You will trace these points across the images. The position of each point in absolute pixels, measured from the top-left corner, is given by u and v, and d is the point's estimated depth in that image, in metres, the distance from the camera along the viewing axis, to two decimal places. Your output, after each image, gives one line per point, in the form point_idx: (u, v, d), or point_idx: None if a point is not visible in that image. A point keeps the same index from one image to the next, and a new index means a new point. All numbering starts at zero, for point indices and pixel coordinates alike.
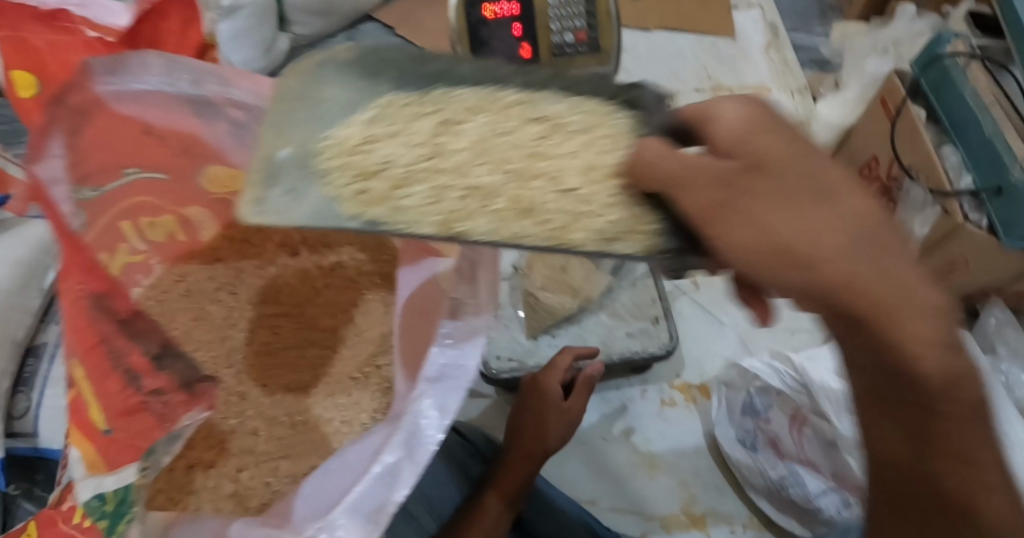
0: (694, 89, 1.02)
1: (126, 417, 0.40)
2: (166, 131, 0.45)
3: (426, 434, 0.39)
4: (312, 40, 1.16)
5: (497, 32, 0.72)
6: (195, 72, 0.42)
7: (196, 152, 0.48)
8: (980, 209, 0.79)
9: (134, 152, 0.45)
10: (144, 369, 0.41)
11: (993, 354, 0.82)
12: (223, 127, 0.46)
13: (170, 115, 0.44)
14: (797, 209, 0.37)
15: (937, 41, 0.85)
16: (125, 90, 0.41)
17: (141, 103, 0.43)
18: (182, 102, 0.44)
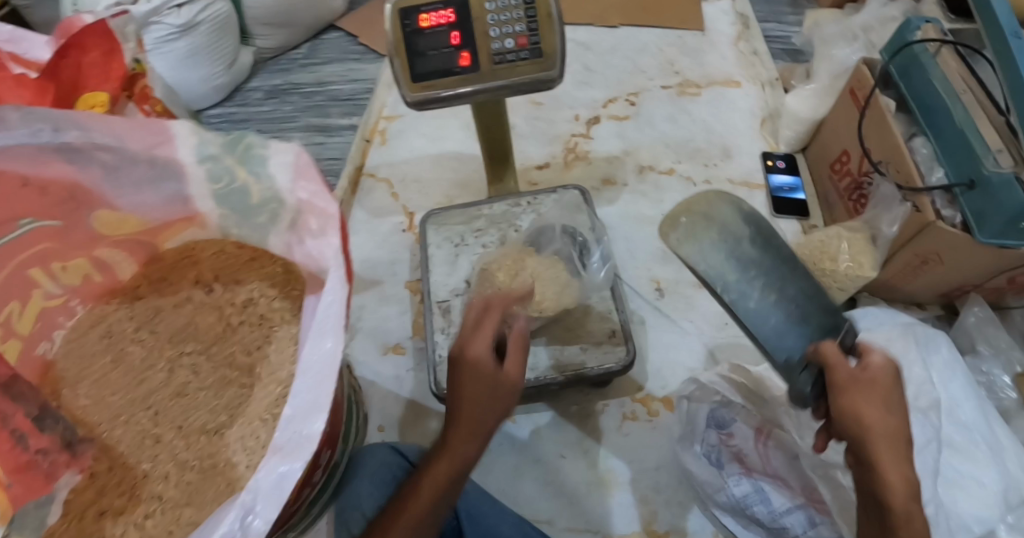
0: (659, 86, 0.99)
1: (24, 471, 0.40)
2: (45, 179, 0.43)
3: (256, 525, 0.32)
4: (276, 53, 1.15)
5: (434, 41, 0.70)
6: (51, 119, 0.38)
7: (81, 198, 0.46)
8: (953, 203, 0.74)
9: (21, 201, 0.44)
10: (30, 427, 0.40)
11: (976, 354, 0.79)
12: (96, 170, 0.44)
13: (44, 164, 0.43)
14: (895, 445, 0.45)
15: (907, 27, 0.81)
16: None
17: (5, 156, 0.40)
18: (49, 150, 0.41)
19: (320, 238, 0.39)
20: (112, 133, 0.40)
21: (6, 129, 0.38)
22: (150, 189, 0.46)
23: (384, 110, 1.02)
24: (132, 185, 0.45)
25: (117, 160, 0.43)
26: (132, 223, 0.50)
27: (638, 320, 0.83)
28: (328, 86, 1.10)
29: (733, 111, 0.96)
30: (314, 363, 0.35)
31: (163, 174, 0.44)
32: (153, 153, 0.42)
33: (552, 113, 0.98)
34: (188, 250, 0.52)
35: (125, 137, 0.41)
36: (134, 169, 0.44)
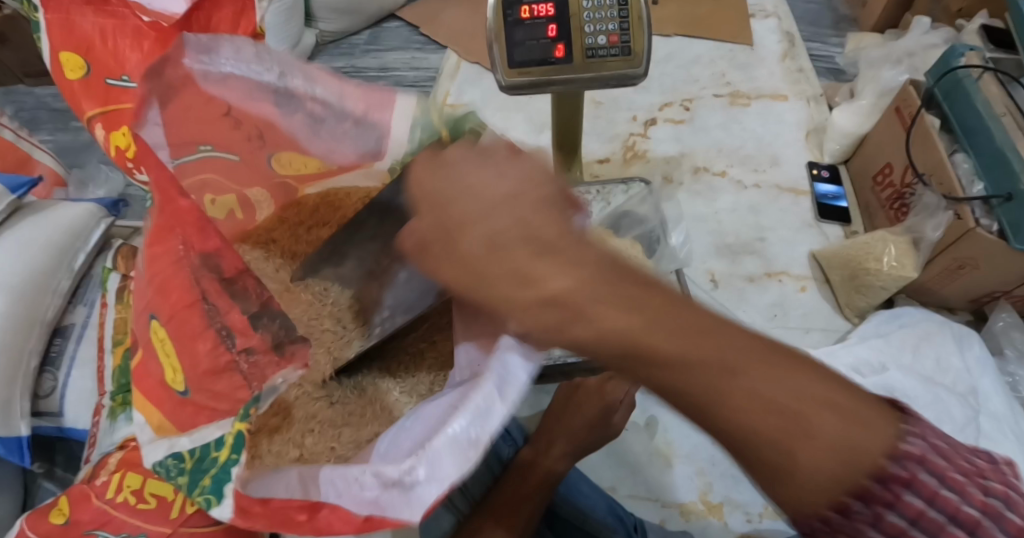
0: (711, 95, 1.06)
1: (214, 376, 0.38)
2: (245, 115, 0.49)
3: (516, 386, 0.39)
4: (338, 37, 1.18)
5: (532, 32, 0.75)
6: (285, 64, 0.47)
7: (268, 138, 0.51)
8: (990, 214, 0.81)
9: (202, 130, 0.48)
10: (240, 327, 0.39)
11: (1002, 355, 0.86)
12: (300, 121, 0.50)
13: (251, 100, 0.48)
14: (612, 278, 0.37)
15: (951, 53, 0.88)
16: (216, 72, 0.46)
17: (226, 87, 0.47)
18: (265, 89, 0.47)
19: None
20: (338, 89, 0.48)
21: (240, 59, 0.46)
22: (346, 143, 0.51)
23: (449, 99, 1.08)
24: (325, 139, 0.51)
25: (331, 115, 0.49)
26: (309, 168, 0.55)
27: None
28: (391, 72, 1.14)
29: (780, 123, 1.03)
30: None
31: (365, 132, 0.50)
32: (370, 112, 0.49)
33: (611, 113, 1.04)
34: (332, 196, 0.56)
35: (349, 95, 0.48)
36: (339, 124, 0.50)
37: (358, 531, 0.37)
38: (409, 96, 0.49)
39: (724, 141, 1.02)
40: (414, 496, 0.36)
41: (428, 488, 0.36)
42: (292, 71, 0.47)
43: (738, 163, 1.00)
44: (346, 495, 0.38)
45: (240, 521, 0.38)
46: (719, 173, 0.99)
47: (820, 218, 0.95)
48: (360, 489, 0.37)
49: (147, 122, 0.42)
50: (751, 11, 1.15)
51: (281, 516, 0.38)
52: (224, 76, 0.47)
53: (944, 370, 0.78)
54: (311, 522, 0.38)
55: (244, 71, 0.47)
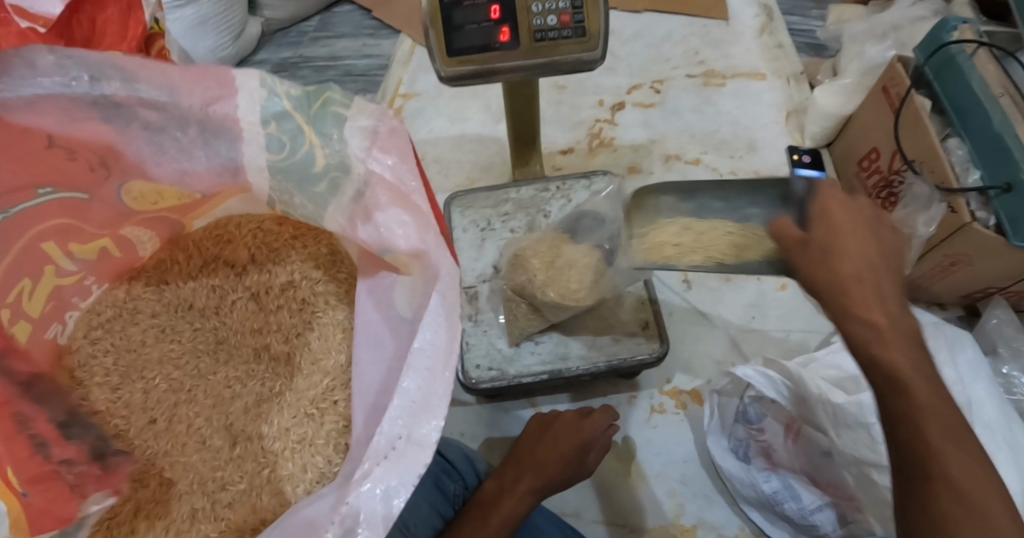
0: (684, 75, 0.98)
1: (39, 483, 0.39)
2: (73, 142, 0.40)
3: (409, 464, 0.32)
4: (285, 24, 1.10)
5: (473, 15, 0.67)
6: (92, 67, 0.37)
7: (112, 165, 0.43)
8: (987, 205, 0.74)
9: (38, 172, 0.41)
10: (54, 438, 0.42)
11: (995, 354, 0.80)
12: (136, 130, 0.41)
13: (74, 121, 0.39)
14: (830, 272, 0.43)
15: (942, 27, 0.80)
16: (17, 98, 0.36)
17: (38, 114, 0.38)
18: (83, 104, 0.38)
19: (390, 214, 0.38)
20: (164, 83, 0.38)
21: (39, 74, 0.36)
22: (198, 158, 0.43)
23: (401, 88, 1.00)
24: (176, 154, 0.42)
25: (168, 121, 0.40)
26: (170, 197, 0.47)
27: (666, 311, 0.82)
28: (341, 61, 1.06)
29: (759, 104, 0.96)
30: (424, 356, 0.34)
31: (215, 136, 0.41)
32: (209, 108, 0.39)
33: (576, 98, 0.96)
34: (223, 227, 0.51)
35: (179, 89, 0.38)
36: (181, 132, 0.41)
37: None
38: (250, 72, 0.38)
39: (698, 125, 0.94)
40: None
41: None
42: (103, 73, 0.37)
43: (713, 149, 0.92)
44: None
45: None
46: (693, 160, 0.91)
47: None
48: None
49: None
50: None
51: None
52: (30, 97, 0.37)
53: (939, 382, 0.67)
54: None
55: (52, 90, 0.37)
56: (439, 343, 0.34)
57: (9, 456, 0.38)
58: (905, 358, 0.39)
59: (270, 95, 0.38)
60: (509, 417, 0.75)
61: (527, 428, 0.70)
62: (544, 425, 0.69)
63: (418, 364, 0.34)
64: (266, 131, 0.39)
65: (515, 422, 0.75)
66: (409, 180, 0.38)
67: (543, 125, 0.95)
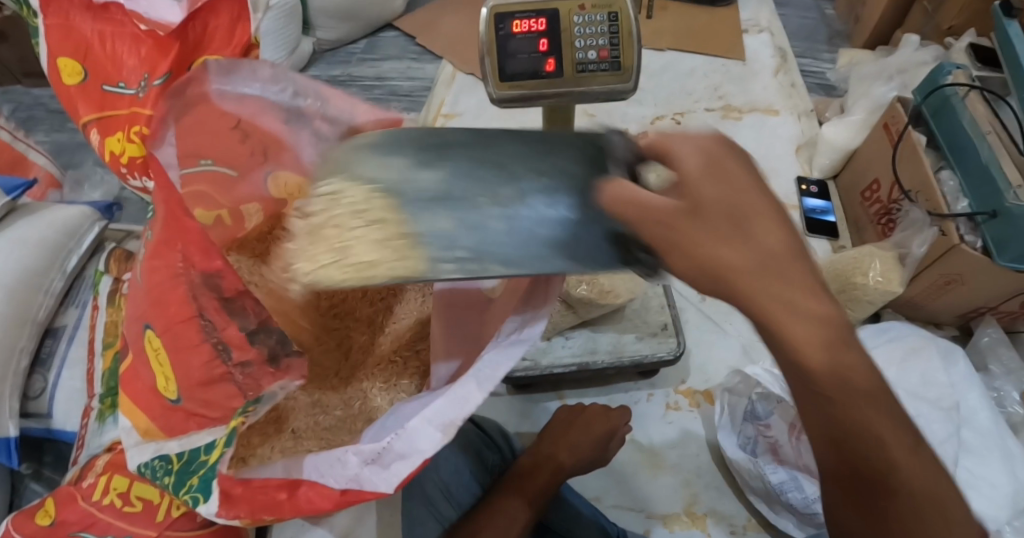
0: (704, 108, 1.07)
1: (209, 386, 0.41)
2: (253, 127, 0.51)
3: (493, 373, 0.40)
4: (335, 45, 1.20)
5: (524, 46, 0.77)
6: (299, 84, 0.48)
7: (270, 153, 0.53)
8: (976, 230, 0.82)
9: (211, 144, 0.50)
10: (237, 342, 0.42)
11: (987, 371, 0.87)
12: (305, 137, 0.51)
13: (264, 117, 0.50)
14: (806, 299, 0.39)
15: (939, 72, 0.89)
16: (234, 92, 0.48)
17: (242, 104, 0.49)
18: (279, 107, 0.49)
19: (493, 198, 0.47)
20: (348, 108, 0.48)
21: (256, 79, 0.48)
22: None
23: (444, 108, 1.08)
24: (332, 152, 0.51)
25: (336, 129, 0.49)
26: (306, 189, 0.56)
27: (683, 318, 0.89)
28: (386, 80, 1.15)
29: (772, 137, 1.04)
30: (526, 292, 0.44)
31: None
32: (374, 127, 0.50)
33: (604, 124, 1.05)
34: None
35: (358, 108, 0.48)
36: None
37: (335, 505, 0.40)
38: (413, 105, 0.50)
39: None
40: (389, 473, 0.39)
41: (401, 464, 0.38)
42: (304, 89, 0.49)
43: None
44: (326, 475, 0.41)
45: (223, 511, 0.41)
46: None
47: (808, 232, 0.96)
48: (341, 467, 0.40)
49: (163, 140, 0.43)
50: (745, 26, 1.17)
51: (263, 500, 0.41)
52: (244, 95, 0.48)
53: (930, 384, 0.76)
54: (290, 501, 0.41)
55: (260, 93, 0.49)
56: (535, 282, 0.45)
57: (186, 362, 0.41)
58: (870, 409, 0.39)
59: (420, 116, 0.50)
60: (538, 407, 0.82)
61: (555, 414, 0.76)
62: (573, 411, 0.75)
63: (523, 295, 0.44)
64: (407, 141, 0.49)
65: (543, 412, 0.81)
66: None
67: None
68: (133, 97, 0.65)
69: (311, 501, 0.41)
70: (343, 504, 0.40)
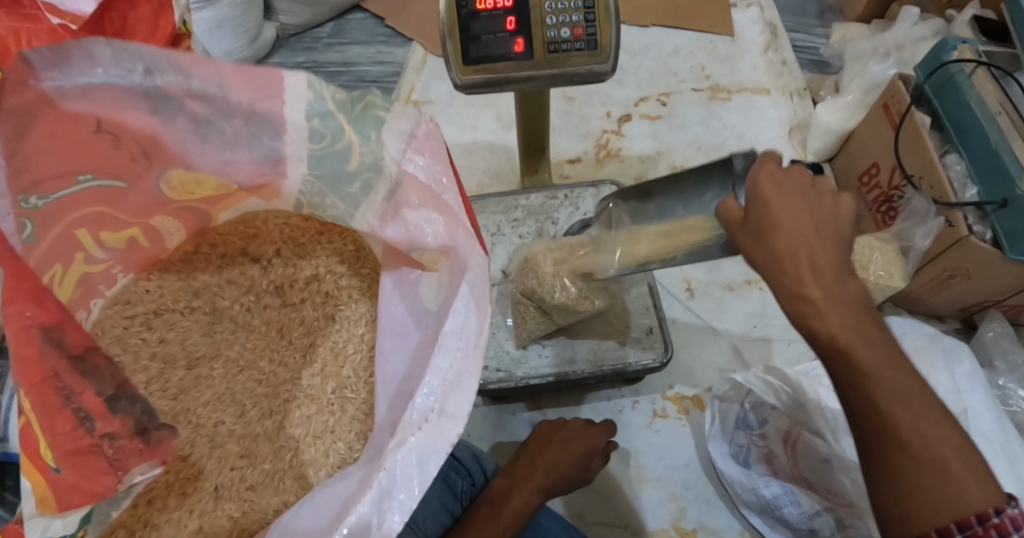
0: (691, 89, 1.00)
1: (78, 458, 0.36)
2: (119, 127, 0.42)
3: (404, 495, 0.33)
4: (300, 29, 1.12)
5: (489, 26, 0.69)
6: (147, 60, 0.38)
7: (154, 157, 0.45)
8: (984, 220, 0.76)
9: (84, 157, 0.43)
10: (98, 410, 0.37)
11: (991, 367, 0.83)
12: (181, 123, 0.42)
13: (124, 110, 0.41)
14: (822, 278, 0.41)
15: (943, 46, 0.82)
16: (72, 86, 0.38)
17: (92, 101, 0.39)
18: (134, 95, 0.39)
19: (421, 213, 0.40)
20: (215, 80, 0.39)
21: (97, 66, 0.37)
22: (241, 148, 0.44)
23: (413, 95, 1.02)
24: (222, 144, 0.44)
25: (215, 113, 0.41)
26: (207, 187, 0.49)
27: (670, 318, 0.83)
28: (354, 67, 1.08)
29: (763, 119, 0.98)
30: (456, 339, 0.35)
31: (260, 128, 0.41)
32: (256, 105, 0.40)
33: (584, 109, 0.99)
34: (250, 222, 0.53)
35: (230, 87, 0.39)
36: (229, 124, 0.42)
37: None
38: (298, 74, 0.38)
39: (703, 138, 0.96)
40: None
41: None
42: (156, 66, 0.38)
43: (718, 162, 0.94)
44: None
45: None
46: (697, 173, 0.93)
47: None
48: None
49: None
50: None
51: None
52: (84, 88, 0.38)
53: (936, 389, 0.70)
54: None
55: (106, 81, 0.39)
56: (466, 328, 0.35)
57: (47, 431, 0.35)
58: (925, 422, 0.39)
59: (317, 96, 0.39)
60: (515, 419, 0.77)
61: (535, 433, 0.71)
62: (553, 430, 0.70)
63: (450, 350, 0.35)
64: (310, 126, 0.40)
65: (520, 425, 0.77)
66: (441, 178, 0.39)
67: (553, 134, 0.97)
68: None
69: None
70: None
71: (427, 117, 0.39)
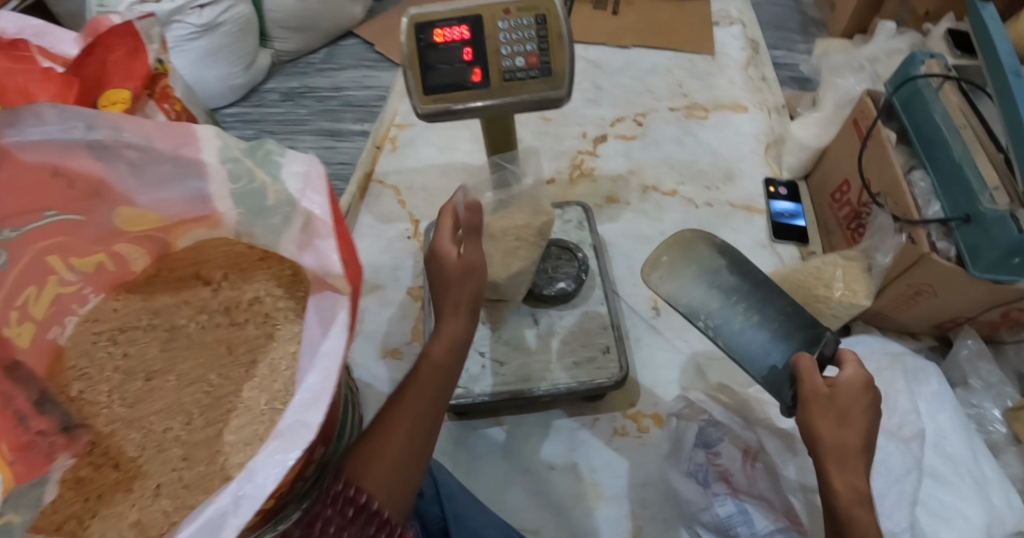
0: (667, 107, 1.02)
1: None
2: (72, 172, 0.43)
3: (256, 491, 0.37)
4: (293, 55, 1.17)
5: (447, 56, 0.72)
6: (85, 117, 0.40)
7: (105, 195, 0.46)
8: (948, 236, 0.75)
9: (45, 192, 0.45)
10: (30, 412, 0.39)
11: (966, 386, 0.81)
12: (123, 168, 0.44)
13: (72, 157, 0.42)
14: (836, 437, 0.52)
15: (912, 61, 0.83)
16: (26, 141, 0.39)
17: (41, 152, 0.41)
18: (79, 147, 0.41)
19: (325, 245, 0.42)
20: (143, 134, 0.41)
21: (46, 125, 0.39)
22: (173, 189, 0.46)
23: (396, 119, 1.06)
24: (158, 182, 0.45)
25: (147, 159, 0.43)
26: (152, 220, 0.50)
27: (634, 337, 0.84)
28: (343, 91, 1.12)
29: (737, 136, 0.98)
30: (327, 359, 0.41)
31: (188, 172, 0.44)
32: (179, 151, 0.42)
33: (560, 129, 1.01)
34: (201, 248, 0.55)
35: (154, 137, 0.42)
36: (161, 167, 0.44)
37: None
38: (208, 127, 0.43)
39: (676, 157, 0.97)
40: None
41: None
42: (96, 124, 0.40)
43: (690, 180, 0.95)
44: None
45: None
46: (669, 191, 0.94)
47: (775, 238, 0.90)
48: None
49: None
50: (715, 17, 1.11)
51: None
52: (36, 142, 0.40)
53: (891, 410, 0.72)
54: None
55: (50, 136, 0.40)
56: (337, 348, 0.41)
57: None
58: None
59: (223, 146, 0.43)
60: (477, 435, 0.79)
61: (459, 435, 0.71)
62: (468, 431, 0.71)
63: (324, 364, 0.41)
64: (226, 172, 0.44)
65: (481, 441, 0.79)
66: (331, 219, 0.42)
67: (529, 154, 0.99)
68: None
69: None
70: None
71: (316, 162, 0.44)
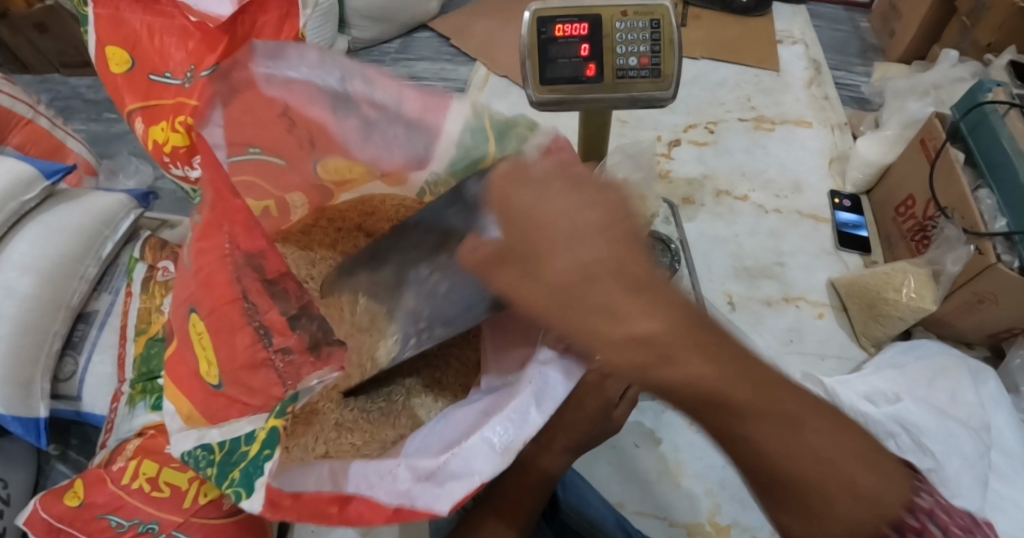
0: (736, 118, 1.07)
1: (251, 370, 0.46)
2: (302, 117, 0.56)
3: (553, 395, 0.44)
4: (370, 43, 1.20)
5: (566, 50, 0.73)
6: (347, 69, 0.53)
7: (320, 144, 0.58)
8: (1012, 250, 0.81)
9: (257, 133, 0.55)
10: (278, 327, 0.47)
11: (1018, 393, 0.85)
12: (355, 124, 0.56)
13: (312, 103, 0.55)
14: None
15: (979, 89, 0.89)
16: (281, 76, 0.54)
17: (289, 89, 0.55)
18: (326, 93, 0.55)
19: None
20: (395, 93, 0.54)
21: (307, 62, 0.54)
22: (394, 149, 0.57)
23: None
24: (380, 143, 0.57)
25: (382, 117, 0.55)
26: (354, 176, 0.61)
27: None
28: (419, 81, 1.16)
29: (804, 150, 1.04)
30: None
31: (415, 135, 0.56)
32: (423, 115, 0.55)
33: (636, 132, 1.05)
34: (369, 202, 0.62)
35: (404, 99, 0.54)
36: (391, 128, 0.56)
37: (388, 521, 0.42)
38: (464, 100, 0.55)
39: (746, 166, 1.03)
40: (443, 491, 0.42)
41: (456, 484, 0.42)
42: (349, 74, 0.54)
43: (760, 188, 1.00)
44: (369, 490, 0.43)
45: (267, 511, 0.44)
46: (741, 196, 0.99)
47: (840, 246, 0.95)
48: (394, 483, 0.43)
49: (211, 121, 0.52)
50: (778, 37, 1.17)
51: (312, 509, 0.44)
52: (288, 79, 0.54)
53: (957, 404, 0.77)
54: (341, 514, 0.43)
55: (306, 76, 0.54)
56: None
57: (232, 344, 0.46)
58: None
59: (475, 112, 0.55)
60: None
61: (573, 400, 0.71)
62: None
63: None
64: (459, 136, 0.55)
65: None
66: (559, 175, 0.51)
67: None
68: (179, 88, 0.72)
69: (362, 515, 0.43)
70: (394, 520, 0.43)
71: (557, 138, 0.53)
